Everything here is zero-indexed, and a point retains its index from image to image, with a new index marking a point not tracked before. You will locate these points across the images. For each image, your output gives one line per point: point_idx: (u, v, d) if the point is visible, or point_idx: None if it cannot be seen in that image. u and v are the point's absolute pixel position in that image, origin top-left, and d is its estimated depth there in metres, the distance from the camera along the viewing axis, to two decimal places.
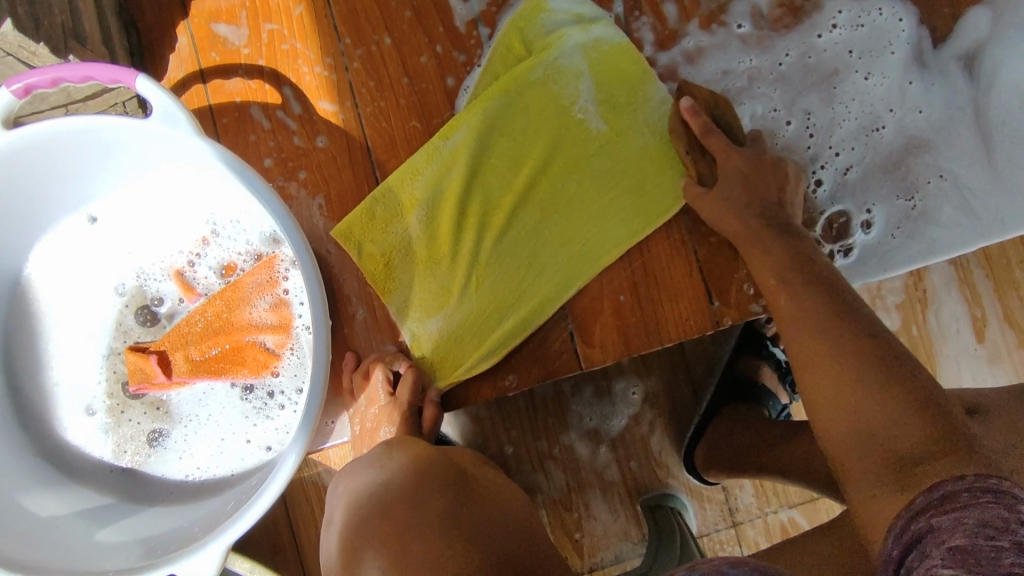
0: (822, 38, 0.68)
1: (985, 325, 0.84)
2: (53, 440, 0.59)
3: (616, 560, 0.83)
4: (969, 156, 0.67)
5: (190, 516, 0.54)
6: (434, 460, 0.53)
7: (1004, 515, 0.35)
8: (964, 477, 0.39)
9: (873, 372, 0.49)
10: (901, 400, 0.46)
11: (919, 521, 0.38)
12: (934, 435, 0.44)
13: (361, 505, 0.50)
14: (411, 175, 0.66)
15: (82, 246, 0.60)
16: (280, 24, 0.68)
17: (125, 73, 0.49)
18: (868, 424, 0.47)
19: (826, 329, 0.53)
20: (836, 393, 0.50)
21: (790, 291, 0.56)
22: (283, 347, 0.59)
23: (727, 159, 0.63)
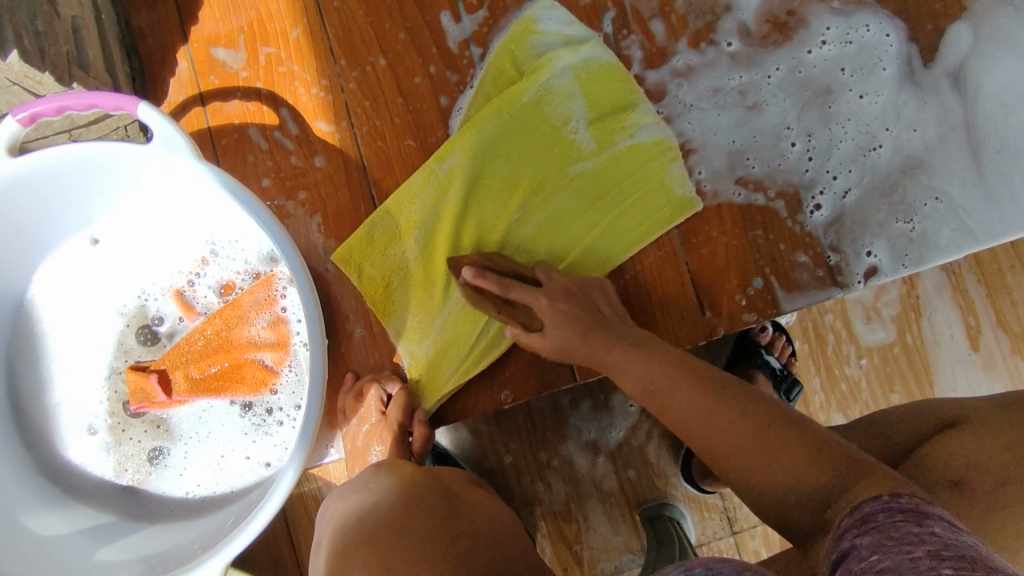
0: (812, 54, 0.69)
1: (979, 332, 0.84)
2: (55, 459, 0.59)
3: (616, 571, 0.83)
4: (960, 174, 0.68)
5: (189, 533, 0.55)
6: (420, 484, 0.53)
7: (914, 529, 0.35)
8: (877, 495, 0.39)
9: (751, 424, 0.50)
10: (800, 447, 0.47)
11: (844, 541, 0.38)
12: (831, 473, 0.44)
13: (348, 530, 0.49)
14: (408, 199, 0.67)
15: (84, 266, 0.61)
16: (277, 47, 0.69)
17: (126, 101, 0.50)
18: (784, 476, 0.46)
19: (690, 387, 0.54)
20: (737, 441, 0.50)
21: (624, 359, 0.58)
22: (281, 364, 0.60)
23: None
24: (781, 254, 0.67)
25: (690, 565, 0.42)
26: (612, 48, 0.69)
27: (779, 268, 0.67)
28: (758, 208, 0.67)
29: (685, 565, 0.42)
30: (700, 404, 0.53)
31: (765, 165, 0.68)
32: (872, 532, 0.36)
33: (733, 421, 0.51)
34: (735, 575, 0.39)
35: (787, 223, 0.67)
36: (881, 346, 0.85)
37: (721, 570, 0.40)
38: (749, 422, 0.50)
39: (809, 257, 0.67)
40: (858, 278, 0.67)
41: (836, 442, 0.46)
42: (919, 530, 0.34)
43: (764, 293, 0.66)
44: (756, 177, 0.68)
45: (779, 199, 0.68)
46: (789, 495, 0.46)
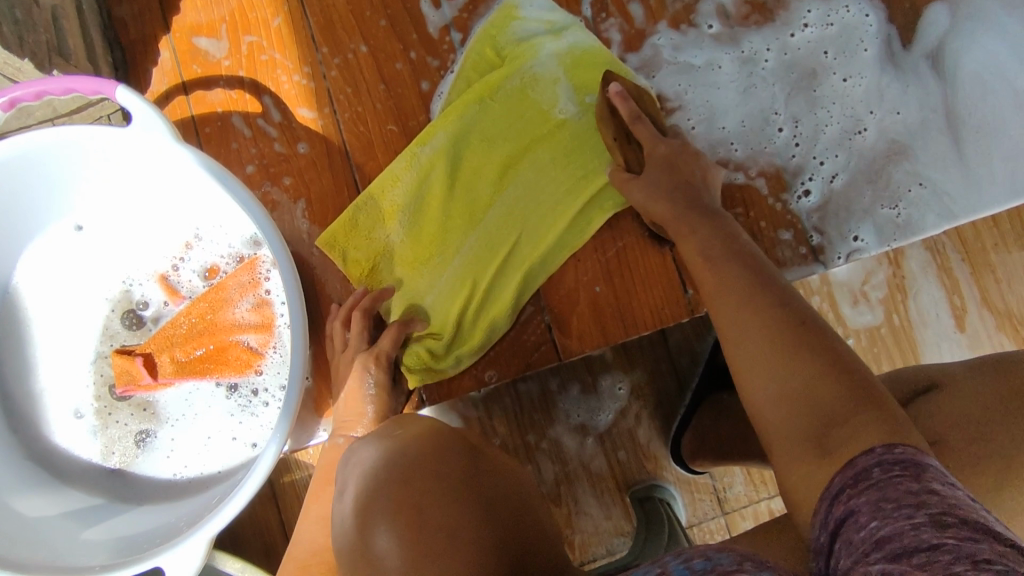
0: (795, 37, 0.70)
1: (964, 311, 0.85)
2: (43, 443, 0.60)
3: (608, 554, 0.83)
4: (939, 153, 0.69)
5: (176, 512, 0.56)
6: (447, 436, 0.51)
7: (911, 488, 0.36)
8: (871, 449, 0.41)
9: (786, 334, 0.49)
10: (822, 368, 0.47)
11: (838, 505, 0.40)
12: (845, 396, 0.45)
13: (377, 472, 0.48)
14: (390, 183, 0.67)
15: (69, 253, 0.61)
16: (259, 36, 0.70)
17: (104, 85, 0.51)
18: (799, 391, 0.47)
19: (744, 294, 0.53)
20: (759, 348, 0.50)
21: (712, 262, 0.57)
22: (266, 346, 0.60)
23: (652, 146, 0.64)
24: (761, 232, 0.68)
25: (689, 554, 0.39)
26: (591, 31, 0.70)
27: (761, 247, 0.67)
28: (738, 187, 0.68)
29: (681, 556, 0.39)
30: (745, 298, 0.53)
31: (744, 145, 0.69)
32: (869, 490, 0.38)
33: (780, 330, 0.50)
34: None
35: (768, 202, 0.68)
36: (867, 330, 0.85)
37: (720, 561, 0.37)
38: (781, 324, 0.50)
39: (790, 234, 0.67)
40: (836, 254, 0.68)
41: (862, 373, 0.47)
42: (914, 485, 0.37)
43: None
44: (736, 156, 0.69)
45: (759, 177, 0.68)
46: (788, 402, 0.47)
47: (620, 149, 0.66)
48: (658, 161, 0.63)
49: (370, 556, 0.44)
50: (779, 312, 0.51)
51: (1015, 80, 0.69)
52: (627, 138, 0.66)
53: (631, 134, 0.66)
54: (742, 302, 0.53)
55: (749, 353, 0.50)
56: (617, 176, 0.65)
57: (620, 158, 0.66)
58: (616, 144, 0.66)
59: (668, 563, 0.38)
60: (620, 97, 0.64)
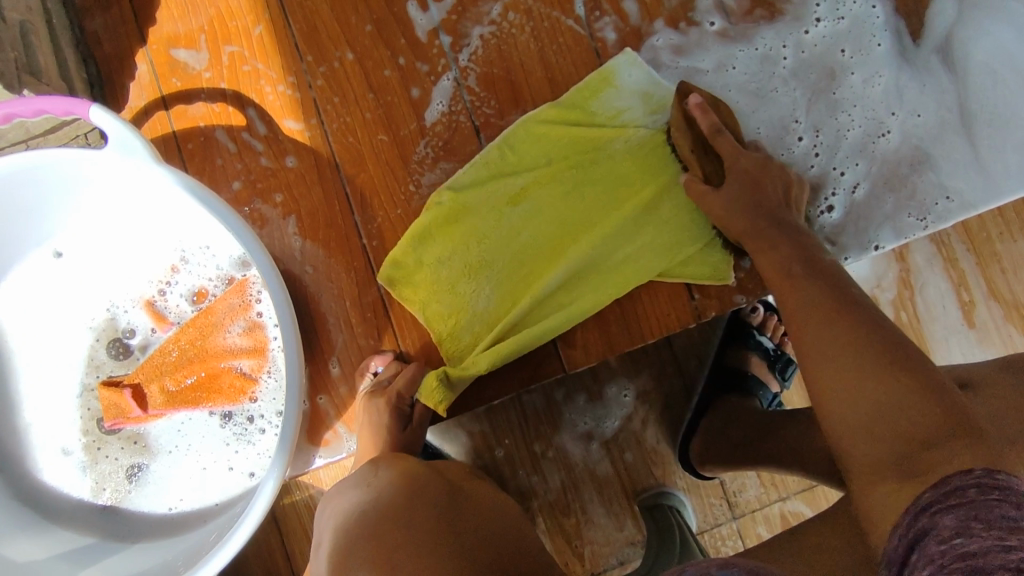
0: (809, 34, 0.68)
1: (972, 304, 0.83)
2: (30, 481, 0.57)
3: (618, 564, 0.82)
4: (954, 150, 0.67)
5: (172, 550, 0.53)
6: (427, 479, 0.51)
7: (1010, 512, 0.35)
8: (970, 470, 0.39)
9: (868, 352, 0.48)
10: (911, 386, 0.45)
11: (922, 517, 0.38)
12: (942, 423, 0.43)
13: (352, 521, 0.47)
14: (475, 239, 0.65)
15: (49, 281, 0.58)
16: (240, 46, 0.67)
17: (78, 105, 0.48)
18: (878, 408, 0.45)
19: (833, 309, 0.51)
20: (838, 362, 0.49)
21: (790, 282, 0.55)
22: (260, 371, 0.58)
23: (734, 159, 0.61)
24: None
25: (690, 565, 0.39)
26: (585, 30, 0.67)
27: None
28: None
29: None
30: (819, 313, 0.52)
31: (748, 146, 0.67)
32: (959, 510, 0.37)
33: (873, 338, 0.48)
34: None
35: None
36: None
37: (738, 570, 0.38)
38: (863, 342, 0.48)
39: None
40: (848, 254, 0.66)
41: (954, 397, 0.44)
42: (1009, 512, 0.35)
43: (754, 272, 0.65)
44: None
45: None
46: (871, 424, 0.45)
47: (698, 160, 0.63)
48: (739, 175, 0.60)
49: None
50: (879, 346, 0.48)
51: None
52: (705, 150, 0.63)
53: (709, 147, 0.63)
54: (811, 297, 0.53)
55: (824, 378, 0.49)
56: (694, 188, 0.62)
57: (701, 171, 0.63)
58: (695, 156, 0.63)
59: None
60: (700, 108, 0.61)
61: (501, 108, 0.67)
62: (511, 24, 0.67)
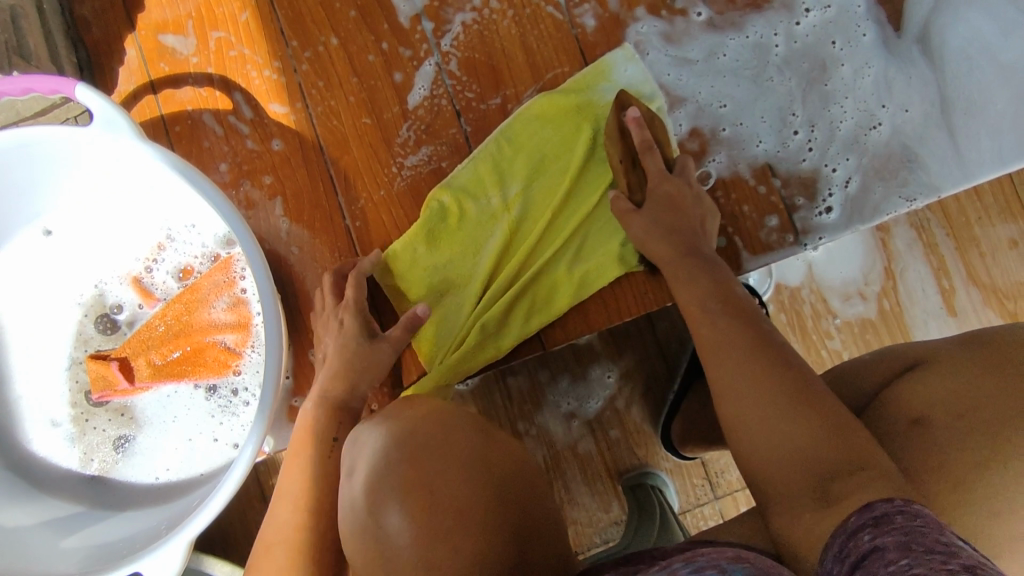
0: (801, 25, 0.69)
1: (953, 290, 0.84)
2: (19, 451, 0.59)
3: (602, 543, 0.83)
4: (934, 135, 0.68)
5: (157, 516, 0.55)
6: (457, 416, 0.50)
7: (941, 538, 0.34)
8: (891, 499, 0.39)
9: (779, 398, 0.48)
10: (817, 421, 0.46)
11: (861, 541, 0.37)
12: (847, 452, 0.44)
13: (390, 456, 0.46)
14: (472, 251, 0.66)
15: (38, 258, 0.60)
16: (226, 31, 0.69)
17: (63, 83, 0.50)
18: (792, 446, 0.46)
19: (744, 350, 0.52)
20: (752, 404, 0.49)
21: (707, 316, 0.56)
22: (243, 345, 0.59)
23: (658, 182, 0.63)
24: (745, 216, 0.67)
25: (699, 563, 0.36)
26: (565, 17, 0.69)
27: (743, 230, 0.67)
28: (725, 180, 0.67)
29: (694, 564, 0.36)
30: (739, 348, 0.52)
31: (725, 131, 0.68)
32: (897, 536, 0.35)
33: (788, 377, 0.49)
34: None
35: (752, 186, 0.67)
36: (858, 321, 0.84)
37: (736, 572, 0.35)
38: (776, 377, 0.49)
39: (777, 219, 0.67)
40: (823, 236, 0.67)
41: (857, 429, 0.45)
42: (941, 542, 0.33)
43: (728, 251, 0.67)
44: (713, 138, 0.68)
45: (743, 164, 0.68)
46: (777, 457, 0.47)
47: (625, 172, 0.64)
48: (660, 199, 0.62)
49: (381, 532, 0.44)
50: (795, 388, 0.48)
51: (1000, 54, 0.68)
52: (634, 163, 0.65)
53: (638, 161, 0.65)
54: (725, 331, 0.54)
55: (740, 405, 0.50)
56: (619, 205, 0.63)
57: (625, 182, 0.64)
58: (623, 166, 0.64)
59: (679, 568, 0.37)
60: (635, 122, 0.63)
61: (482, 92, 0.69)
62: (492, 12, 0.69)
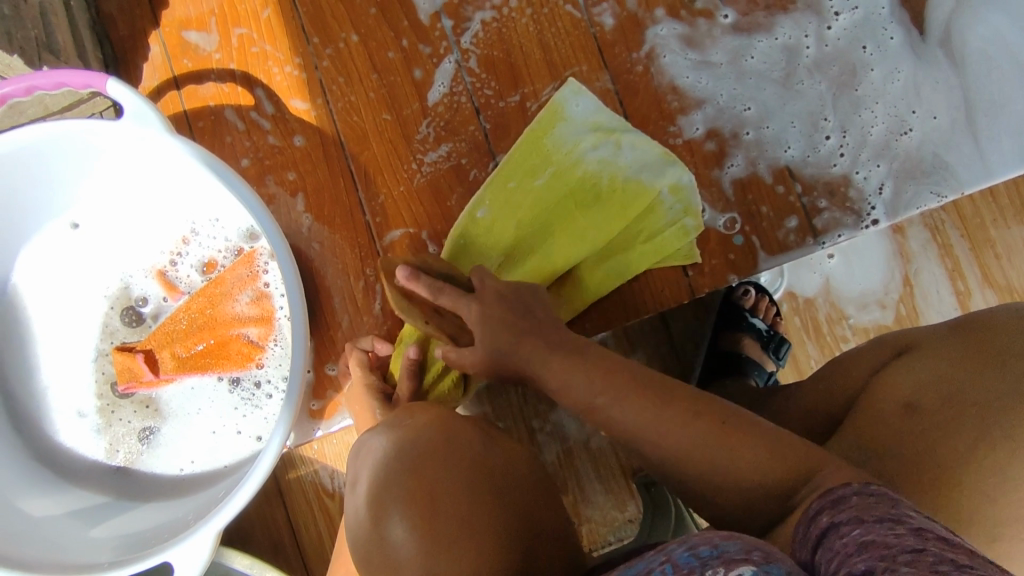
0: (833, 29, 0.69)
1: (967, 293, 0.84)
2: (47, 441, 0.60)
3: (616, 540, 0.83)
4: (958, 138, 0.68)
5: (184, 507, 0.55)
6: (460, 424, 0.51)
7: (890, 511, 0.37)
8: (848, 483, 0.41)
9: (704, 439, 0.48)
10: (750, 454, 0.46)
11: (818, 522, 0.39)
12: (786, 475, 0.45)
13: (391, 463, 0.47)
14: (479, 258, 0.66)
15: (64, 251, 0.61)
16: (248, 28, 0.69)
17: (94, 78, 0.50)
18: (732, 482, 0.47)
19: (655, 395, 0.51)
20: (678, 454, 0.49)
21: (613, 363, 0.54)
22: (266, 338, 0.60)
23: None
24: (763, 216, 0.67)
25: (693, 542, 0.37)
26: (583, 15, 0.69)
27: (761, 229, 0.67)
28: (747, 183, 0.68)
29: (688, 544, 0.37)
30: (648, 402, 0.51)
31: (745, 130, 0.68)
32: (850, 512, 0.38)
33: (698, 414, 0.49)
34: (743, 556, 0.35)
35: (770, 186, 0.68)
36: (875, 327, 0.84)
37: (728, 549, 0.35)
38: (692, 419, 0.49)
39: (795, 221, 0.67)
40: (841, 234, 0.67)
41: (784, 441, 0.47)
42: (887, 510, 0.37)
43: (745, 250, 0.67)
44: (731, 138, 0.68)
45: (763, 165, 0.68)
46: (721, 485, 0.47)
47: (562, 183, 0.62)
48: None
49: (384, 543, 0.44)
50: (715, 426, 0.48)
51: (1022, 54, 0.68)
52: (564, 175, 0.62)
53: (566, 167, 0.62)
54: (618, 394, 0.52)
55: (677, 442, 0.49)
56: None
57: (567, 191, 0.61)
58: None
59: (673, 552, 0.37)
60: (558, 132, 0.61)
61: (501, 90, 0.69)
62: (511, 10, 0.69)
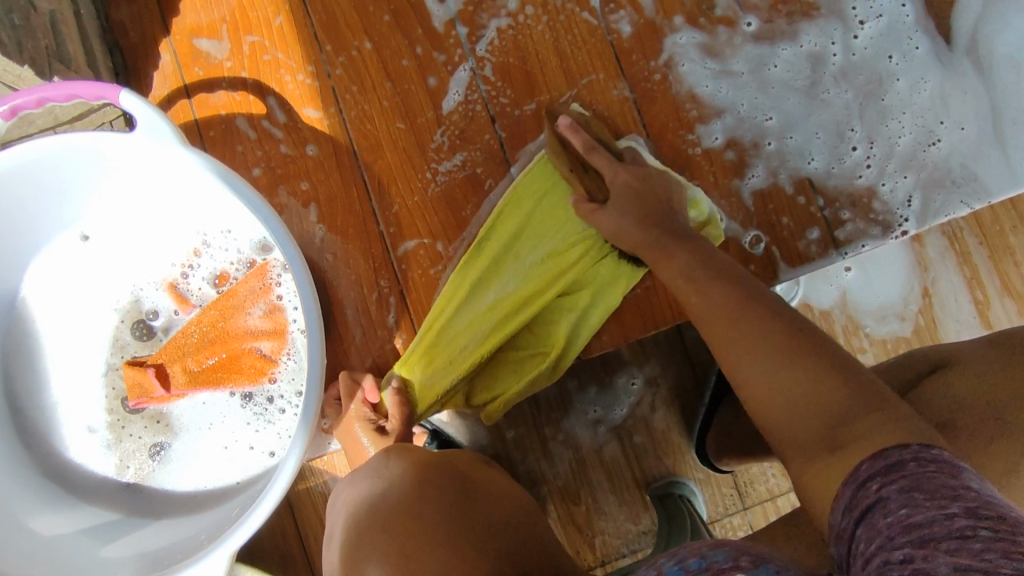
0: (858, 39, 0.67)
1: (988, 303, 0.81)
2: (56, 457, 0.59)
3: (630, 553, 0.80)
4: (985, 148, 0.66)
5: (196, 526, 0.54)
6: (435, 471, 0.52)
7: (949, 482, 0.32)
8: (905, 444, 0.35)
9: (773, 353, 0.45)
10: (816, 367, 0.43)
11: (865, 492, 0.34)
12: (856, 395, 0.41)
13: (361, 518, 0.49)
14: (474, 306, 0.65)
15: (74, 263, 0.60)
16: (260, 35, 0.68)
17: (107, 89, 0.49)
18: (794, 399, 0.43)
19: (733, 311, 0.49)
20: (750, 365, 0.46)
21: (700, 286, 0.53)
22: (279, 352, 0.59)
23: (613, 175, 0.61)
24: (784, 226, 0.66)
25: (682, 553, 0.36)
26: (600, 22, 0.68)
27: (782, 240, 0.66)
28: (767, 193, 0.66)
29: (676, 556, 0.35)
30: (734, 306, 0.50)
31: (765, 139, 0.67)
32: (901, 483, 0.33)
33: (786, 324, 0.47)
34: (733, 565, 0.33)
35: (790, 197, 0.66)
36: (893, 339, 0.82)
37: (717, 559, 0.34)
38: (772, 330, 0.47)
39: (818, 232, 0.66)
40: (865, 244, 0.66)
41: (861, 373, 0.43)
42: (947, 485, 0.32)
43: (766, 260, 0.66)
44: (752, 147, 0.67)
45: (784, 175, 0.66)
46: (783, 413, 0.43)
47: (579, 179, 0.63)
48: (621, 190, 0.61)
49: None
50: (794, 335, 0.46)
51: None
52: (586, 167, 0.63)
53: (589, 164, 0.63)
54: (713, 296, 0.51)
55: (753, 351, 0.46)
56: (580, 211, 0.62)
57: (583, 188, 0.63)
58: (575, 175, 0.63)
59: (663, 564, 0.35)
60: (573, 129, 0.63)
61: (517, 98, 0.68)
62: (527, 17, 0.68)
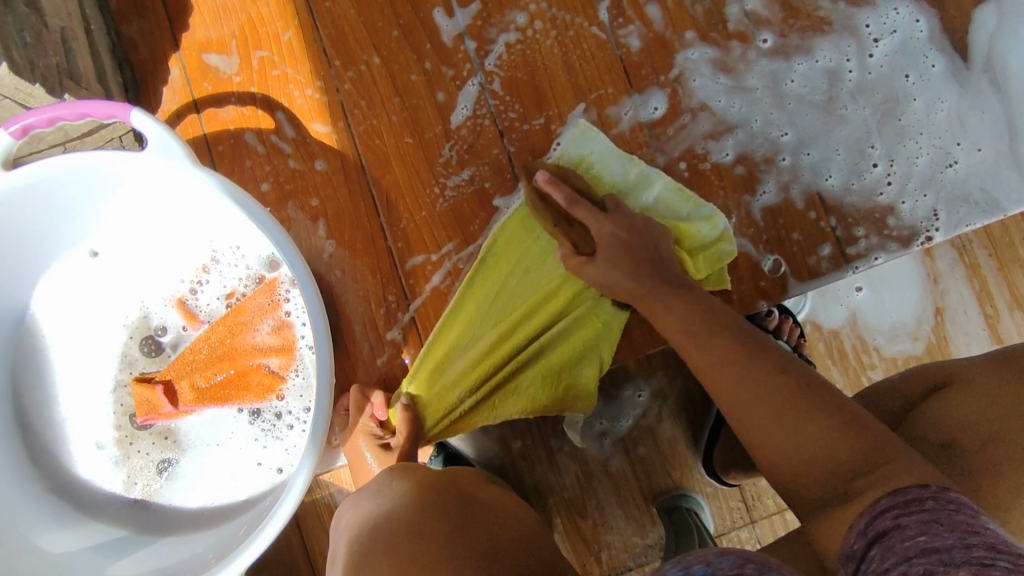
0: (874, 57, 0.67)
1: (997, 317, 0.80)
2: (64, 473, 0.59)
3: (638, 567, 0.79)
4: (1001, 168, 0.66)
5: (203, 543, 0.54)
6: (439, 492, 0.51)
7: (968, 518, 0.33)
8: (924, 485, 0.37)
9: (789, 408, 0.46)
10: (828, 421, 0.45)
11: (883, 519, 0.37)
12: (866, 451, 0.42)
13: (363, 536, 0.48)
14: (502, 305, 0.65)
15: (84, 280, 0.60)
16: (270, 51, 0.68)
17: (118, 108, 0.49)
18: (808, 455, 0.44)
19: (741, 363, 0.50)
20: (759, 423, 0.47)
21: (694, 336, 0.53)
22: (287, 369, 0.59)
23: (598, 224, 0.60)
24: (794, 242, 0.66)
25: (688, 561, 0.36)
26: (608, 36, 0.68)
27: (791, 256, 0.65)
28: (777, 209, 0.66)
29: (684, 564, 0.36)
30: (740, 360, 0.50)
31: (776, 155, 0.67)
32: (920, 515, 0.35)
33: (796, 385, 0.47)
34: (736, 571, 0.34)
35: (801, 212, 0.66)
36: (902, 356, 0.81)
37: (723, 568, 0.34)
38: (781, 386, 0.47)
39: (829, 249, 0.65)
40: (878, 257, 0.65)
41: (871, 427, 0.44)
42: (969, 523, 0.33)
43: (775, 276, 0.65)
44: (763, 163, 0.67)
45: (795, 190, 0.66)
46: (777, 445, 0.46)
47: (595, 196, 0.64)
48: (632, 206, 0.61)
49: None
50: (802, 396, 0.46)
51: None
52: (568, 220, 0.63)
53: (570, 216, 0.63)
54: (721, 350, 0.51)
55: (757, 403, 0.48)
56: (570, 262, 0.62)
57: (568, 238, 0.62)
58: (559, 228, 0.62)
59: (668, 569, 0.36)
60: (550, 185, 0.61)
61: (525, 113, 0.68)
62: (535, 32, 0.68)
